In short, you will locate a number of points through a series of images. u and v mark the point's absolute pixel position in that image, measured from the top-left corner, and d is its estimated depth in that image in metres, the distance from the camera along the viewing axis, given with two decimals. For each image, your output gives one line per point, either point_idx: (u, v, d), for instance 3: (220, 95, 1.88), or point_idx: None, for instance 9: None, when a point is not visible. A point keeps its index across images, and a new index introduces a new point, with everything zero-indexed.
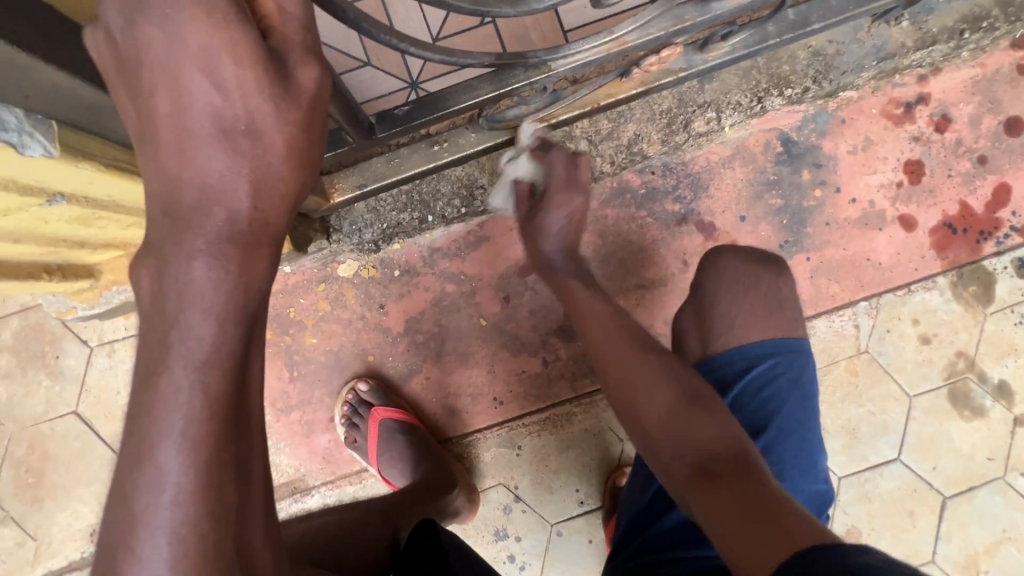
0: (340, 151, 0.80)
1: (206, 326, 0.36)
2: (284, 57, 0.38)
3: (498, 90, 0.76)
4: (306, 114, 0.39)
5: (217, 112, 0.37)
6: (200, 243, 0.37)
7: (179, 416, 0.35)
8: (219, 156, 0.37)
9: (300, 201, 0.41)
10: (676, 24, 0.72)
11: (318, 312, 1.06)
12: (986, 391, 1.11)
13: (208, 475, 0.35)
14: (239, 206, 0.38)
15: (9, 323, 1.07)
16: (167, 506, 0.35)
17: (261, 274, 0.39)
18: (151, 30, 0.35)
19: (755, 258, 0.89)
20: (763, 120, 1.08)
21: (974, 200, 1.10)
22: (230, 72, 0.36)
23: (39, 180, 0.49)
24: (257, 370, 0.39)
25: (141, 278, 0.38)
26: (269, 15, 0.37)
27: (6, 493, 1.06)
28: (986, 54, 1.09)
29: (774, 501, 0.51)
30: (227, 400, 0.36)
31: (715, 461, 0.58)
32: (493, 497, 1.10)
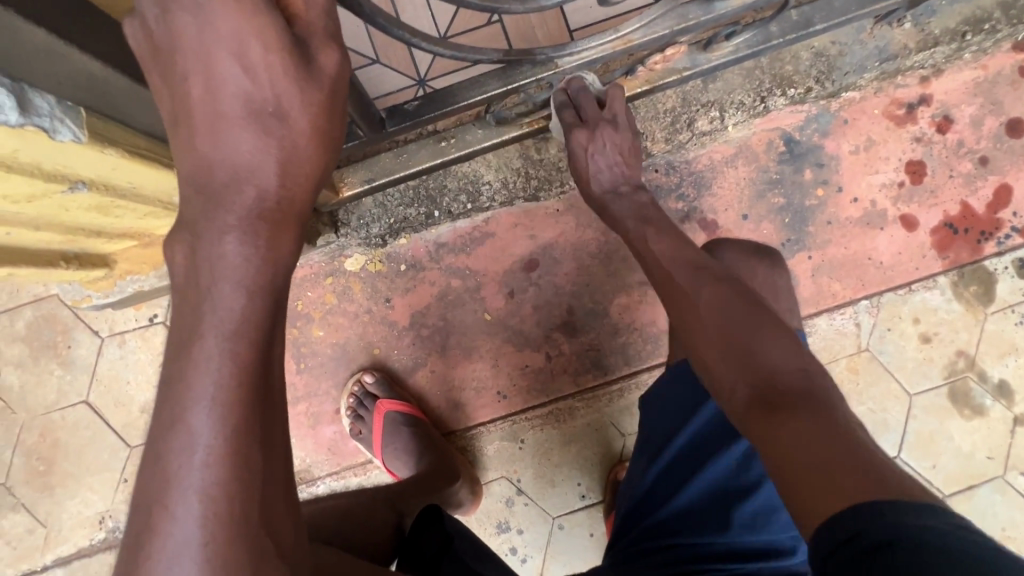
0: (353, 144, 0.81)
1: (236, 298, 0.38)
2: (306, 44, 0.39)
3: (506, 86, 0.77)
4: (328, 98, 0.40)
5: (246, 94, 0.38)
6: (231, 220, 0.39)
7: (211, 382, 0.37)
8: (248, 137, 0.39)
9: (322, 181, 0.43)
10: (680, 23, 0.73)
11: (326, 305, 1.08)
12: (986, 390, 1.11)
13: (236, 440, 0.37)
14: (268, 184, 0.39)
15: (22, 313, 1.09)
16: (197, 468, 0.36)
17: (286, 250, 0.41)
18: (183, 17, 0.37)
19: (748, 250, 0.91)
20: (766, 119, 1.09)
21: (975, 200, 1.11)
22: (259, 56, 0.38)
23: (65, 165, 0.51)
24: (281, 342, 0.41)
25: (173, 253, 0.40)
26: (293, 5, 0.39)
27: (17, 481, 1.08)
28: (989, 56, 1.10)
29: (843, 437, 0.49)
30: (255, 369, 0.38)
31: (784, 383, 0.56)
32: (496, 489, 1.11)
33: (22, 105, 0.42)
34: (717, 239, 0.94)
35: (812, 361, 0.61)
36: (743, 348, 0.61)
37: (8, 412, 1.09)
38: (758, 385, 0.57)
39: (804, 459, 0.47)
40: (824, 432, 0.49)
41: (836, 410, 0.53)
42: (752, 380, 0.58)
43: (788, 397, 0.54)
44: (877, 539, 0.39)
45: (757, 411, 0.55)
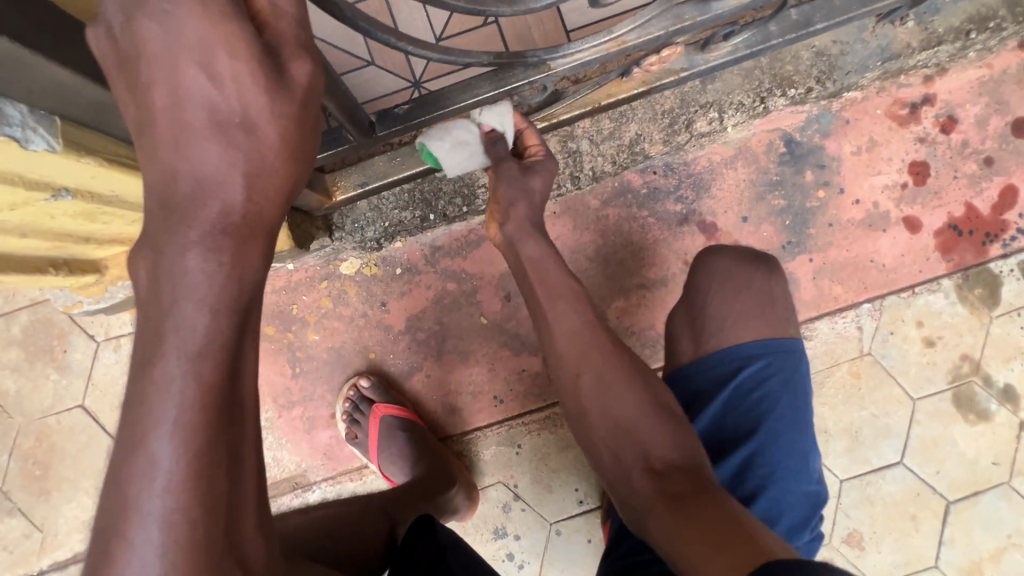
0: (340, 148, 0.80)
1: (199, 317, 0.37)
2: (278, 52, 0.38)
3: (498, 89, 0.76)
4: (300, 107, 0.39)
5: (212, 105, 0.37)
6: (194, 236, 0.37)
7: (173, 405, 0.36)
8: (214, 148, 0.37)
9: (294, 193, 0.42)
10: (676, 24, 0.72)
11: (320, 309, 1.07)
12: (992, 395, 1.09)
13: (200, 462, 0.36)
14: (233, 198, 0.38)
15: (19, 317, 1.09)
16: (158, 493, 0.35)
17: (254, 264, 0.39)
18: (148, 24, 0.36)
19: (746, 257, 0.89)
20: (766, 120, 1.08)
21: (981, 201, 1.09)
22: (225, 66, 0.37)
23: (43, 174, 0.50)
24: (250, 359, 0.40)
25: (138, 270, 0.39)
26: (263, 11, 0.38)
27: (14, 485, 1.08)
28: (994, 54, 1.08)
29: (740, 522, 0.55)
30: (220, 390, 0.37)
31: (673, 479, 0.62)
32: (492, 495, 1.10)
33: None
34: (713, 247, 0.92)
35: (693, 437, 0.67)
36: (635, 445, 0.66)
37: (4, 416, 1.09)
38: (654, 484, 0.62)
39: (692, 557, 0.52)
40: (709, 520, 0.55)
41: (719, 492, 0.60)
42: (649, 478, 0.63)
43: (677, 493, 0.60)
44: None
45: (654, 511, 0.60)
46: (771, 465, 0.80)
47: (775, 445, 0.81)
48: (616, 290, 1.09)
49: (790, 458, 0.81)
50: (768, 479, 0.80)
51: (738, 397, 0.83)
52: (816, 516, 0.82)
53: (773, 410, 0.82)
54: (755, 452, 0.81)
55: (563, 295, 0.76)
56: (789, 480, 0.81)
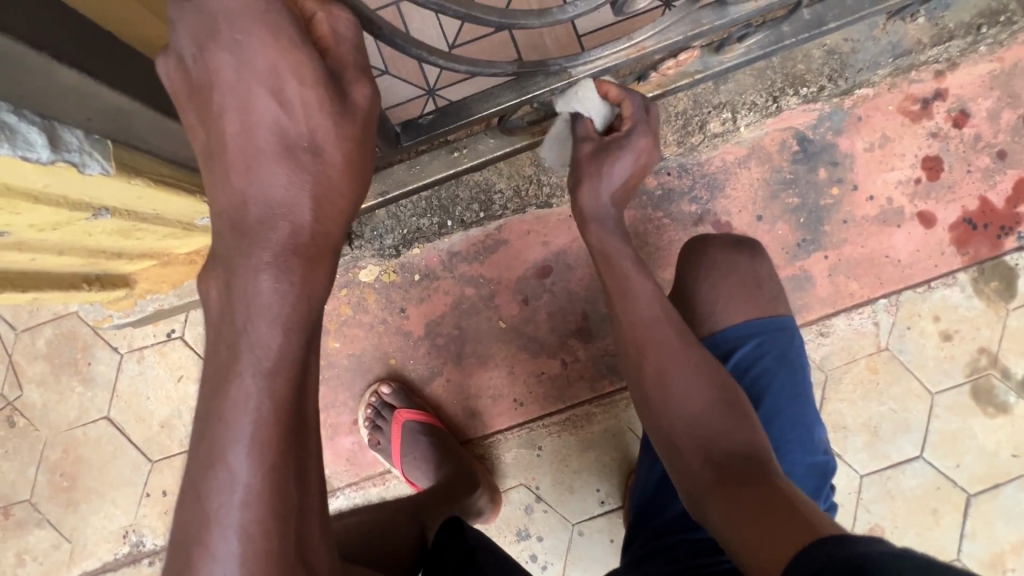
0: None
1: (273, 335, 0.38)
2: (340, 77, 0.39)
3: (521, 98, 0.76)
4: (362, 130, 0.40)
5: (281, 129, 0.38)
6: (266, 257, 0.38)
7: (249, 421, 0.37)
8: (284, 172, 0.38)
9: (356, 213, 0.42)
10: (694, 29, 0.72)
11: (341, 316, 1.08)
12: (1009, 387, 1.10)
13: (274, 477, 0.37)
14: (302, 220, 0.39)
15: (43, 331, 1.11)
16: (237, 506, 0.37)
17: (321, 286, 0.40)
18: (219, 52, 0.36)
19: (727, 242, 0.90)
20: (779, 119, 1.08)
21: (994, 194, 1.09)
22: (295, 92, 0.37)
23: (90, 195, 0.52)
24: (313, 377, 0.41)
25: (209, 288, 0.40)
26: (325, 37, 0.39)
27: (42, 497, 1.10)
28: (1006, 48, 1.08)
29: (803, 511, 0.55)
30: (291, 406, 0.38)
31: (736, 469, 0.62)
32: (515, 497, 1.11)
33: (52, 142, 0.43)
34: (699, 235, 0.92)
35: (761, 433, 0.67)
36: (699, 435, 0.67)
37: (31, 429, 1.10)
38: (715, 474, 0.63)
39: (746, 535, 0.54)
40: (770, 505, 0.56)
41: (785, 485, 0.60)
42: (712, 467, 0.64)
43: (740, 482, 0.60)
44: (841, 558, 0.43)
45: (715, 497, 0.61)
46: (776, 441, 0.82)
47: (777, 420, 0.83)
48: None
49: (793, 432, 0.83)
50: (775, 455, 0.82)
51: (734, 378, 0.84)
52: (828, 487, 0.83)
53: (770, 387, 0.84)
54: None
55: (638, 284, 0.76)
56: (796, 453, 0.82)
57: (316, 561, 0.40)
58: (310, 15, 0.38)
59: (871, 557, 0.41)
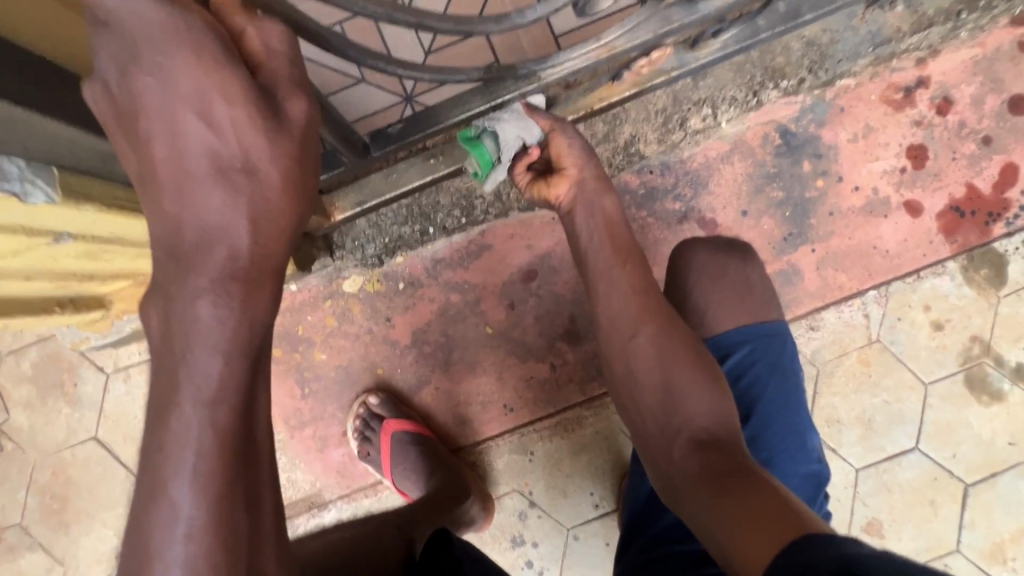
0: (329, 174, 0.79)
1: (213, 363, 0.37)
2: (272, 94, 0.38)
3: (489, 102, 0.81)
4: (299, 146, 0.39)
5: (213, 151, 0.37)
6: (203, 282, 0.37)
7: (190, 453, 0.36)
8: (217, 195, 0.37)
9: (299, 231, 0.41)
10: (664, 27, 0.70)
11: (326, 328, 1.07)
12: (1004, 374, 1.09)
13: (219, 507, 0.36)
14: (239, 242, 0.38)
15: (29, 353, 1.10)
16: (180, 539, 0.36)
17: (263, 308, 0.39)
18: (142, 76, 0.35)
19: (721, 246, 0.88)
20: (761, 113, 1.07)
21: (981, 180, 1.08)
22: (224, 113, 0.36)
23: (44, 223, 0.51)
24: (263, 402, 0.40)
25: (150, 316, 0.39)
26: (256, 54, 0.38)
27: (33, 520, 1.09)
28: (987, 33, 1.07)
29: (780, 496, 0.55)
30: (235, 434, 0.37)
31: (715, 452, 0.62)
32: (508, 503, 1.10)
33: None
34: (688, 238, 0.91)
35: (740, 417, 0.67)
36: (678, 415, 0.66)
37: (20, 452, 1.10)
38: (694, 456, 0.63)
39: (723, 522, 0.54)
40: (749, 492, 0.55)
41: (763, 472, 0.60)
42: (692, 449, 0.63)
43: (719, 465, 0.60)
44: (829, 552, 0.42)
45: (695, 482, 0.60)
46: (768, 450, 0.81)
47: (768, 429, 0.82)
48: None
49: (784, 441, 0.82)
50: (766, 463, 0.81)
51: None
52: (819, 496, 0.82)
53: (763, 394, 0.83)
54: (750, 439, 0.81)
55: (629, 258, 0.75)
56: (787, 463, 0.81)
57: None
58: (240, 32, 0.38)
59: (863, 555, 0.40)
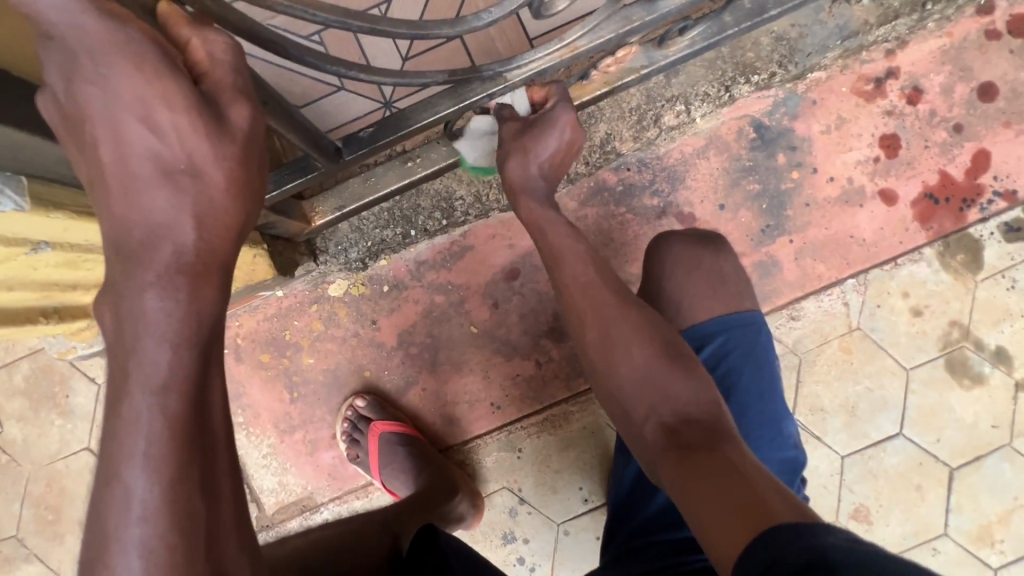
0: (300, 181, 0.77)
1: (160, 352, 0.39)
2: (216, 100, 0.41)
3: (458, 105, 0.75)
4: (242, 148, 0.42)
5: (157, 155, 0.39)
6: (150, 277, 0.39)
7: (142, 438, 0.38)
8: (163, 196, 0.39)
9: (245, 227, 0.44)
10: (625, 25, 0.72)
11: (313, 332, 1.08)
12: (984, 358, 1.10)
13: (172, 491, 0.38)
14: (185, 239, 0.40)
15: (20, 366, 1.11)
16: (135, 522, 0.38)
17: (211, 299, 0.41)
18: (86, 86, 0.37)
19: (693, 238, 0.90)
20: (734, 107, 1.09)
21: (954, 167, 1.10)
22: (166, 119, 0.38)
23: (16, 230, 0.53)
24: (218, 390, 0.42)
25: (102, 313, 0.41)
26: (201, 62, 0.41)
27: (29, 531, 1.10)
28: (953, 23, 1.10)
29: (751, 473, 0.56)
30: (187, 420, 0.39)
31: (687, 432, 0.62)
32: (498, 501, 1.11)
33: None
34: (662, 232, 0.92)
35: (707, 386, 0.67)
36: (647, 400, 0.66)
37: (14, 465, 1.11)
38: (666, 438, 0.63)
39: (696, 503, 0.55)
40: (719, 471, 0.56)
41: (731, 443, 0.60)
42: (663, 432, 0.64)
43: (690, 444, 0.61)
44: (806, 546, 0.43)
45: (666, 463, 0.61)
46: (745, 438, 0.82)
47: (744, 417, 0.83)
48: None
49: (761, 429, 0.83)
50: None
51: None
52: (797, 480, 0.83)
53: (738, 383, 0.84)
54: None
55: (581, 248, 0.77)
56: (764, 450, 0.82)
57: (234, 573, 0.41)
58: (184, 41, 0.40)
59: (839, 548, 0.41)
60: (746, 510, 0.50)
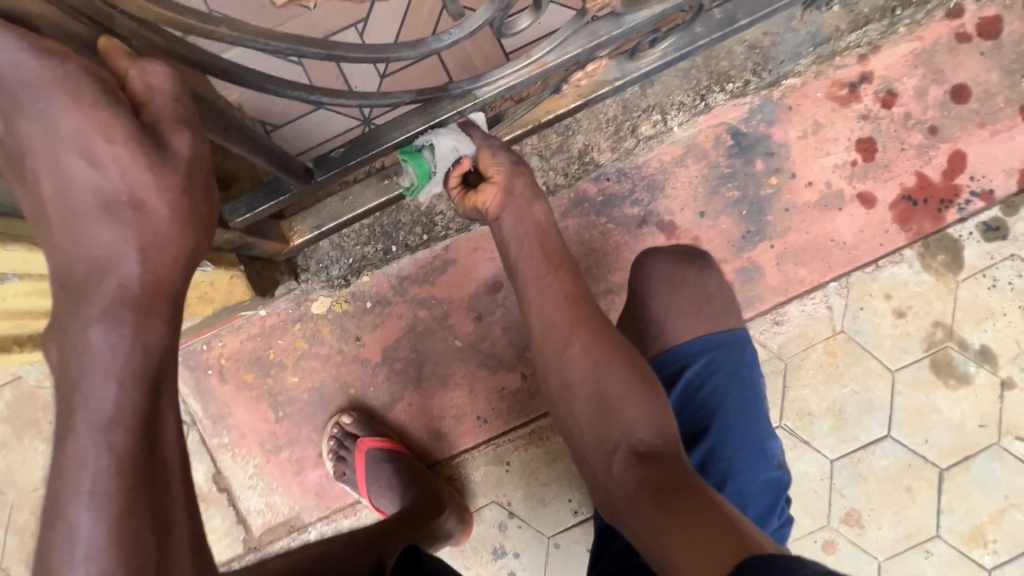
0: (273, 204, 0.77)
1: (106, 387, 0.40)
2: (157, 129, 0.41)
3: (428, 124, 0.75)
4: (186, 177, 0.42)
5: (100, 189, 0.40)
6: (94, 311, 0.40)
7: (87, 475, 0.38)
8: (106, 228, 0.40)
9: (194, 258, 0.44)
10: (593, 40, 0.72)
11: (297, 350, 1.08)
12: (969, 357, 1.11)
13: (117, 529, 0.38)
14: (129, 272, 0.41)
15: (3, 393, 1.10)
16: (80, 562, 0.37)
17: (159, 331, 0.42)
18: (21, 122, 0.37)
19: (678, 256, 0.90)
20: (710, 116, 1.10)
21: (931, 169, 1.11)
22: (105, 150, 0.39)
23: None
24: (170, 422, 0.42)
25: (50, 349, 0.41)
26: (140, 92, 0.41)
27: (14, 561, 1.09)
28: (924, 27, 1.11)
29: (712, 505, 0.57)
30: (134, 455, 0.40)
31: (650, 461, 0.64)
32: (487, 515, 1.10)
33: None
34: (648, 248, 0.93)
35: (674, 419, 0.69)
36: (612, 424, 0.68)
37: None
38: (629, 465, 0.64)
39: (659, 534, 0.56)
40: (683, 504, 0.57)
41: (697, 480, 0.62)
42: (627, 459, 0.65)
43: (652, 474, 0.62)
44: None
45: (632, 495, 0.62)
46: (730, 459, 0.82)
47: (729, 438, 0.83)
48: None
49: (746, 449, 0.83)
50: (728, 472, 0.82)
51: (687, 395, 0.85)
52: (781, 501, 0.83)
53: (723, 404, 0.84)
54: (711, 449, 0.83)
55: (559, 264, 0.78)
56: (749, 471, 0.82)
57: None
58: (124, 72, 0.40)
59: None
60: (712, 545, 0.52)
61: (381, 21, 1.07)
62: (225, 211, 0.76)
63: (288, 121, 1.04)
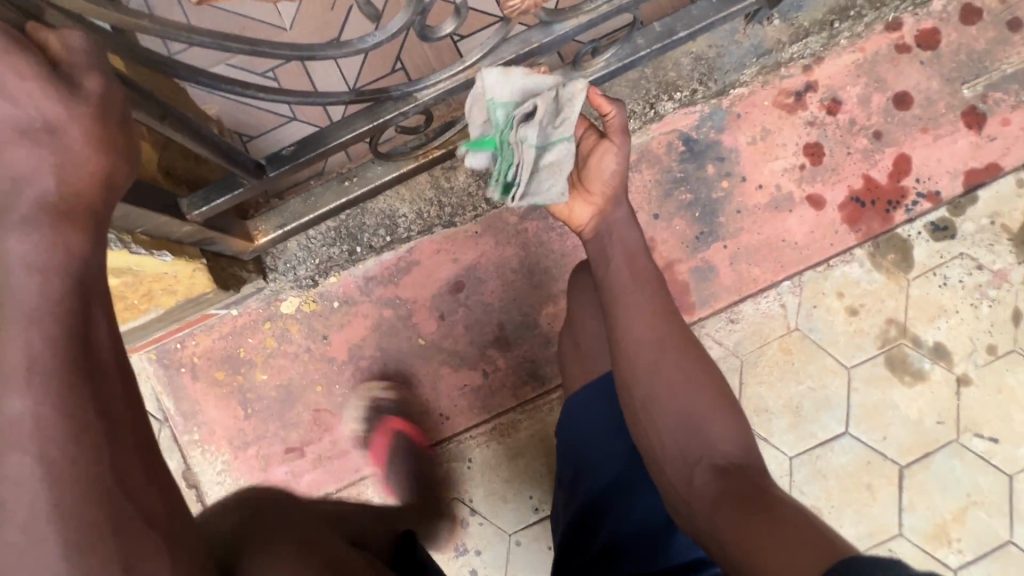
0: (227, 198, 0.83)
1: (30, 280, 0.45)
2: (69, 73, 0.47)
3: (372, 123, 0.80)
4: (98, 108, 0.48)
5: (13, 118, 0.45)
6: (14, 219, 0.45)
7: (22, 360, 0.43)
8: (22, 151, 0.46)
9: (114, 177, 0.50)
10: (525, 48, 0.78)
11: (267, 349, 1.12)
12: (923, 354, 1.13)
13: (65, 406, 0.43)
14: (47, 187, 0.46)
15: None
16: (29, 439, 0.42)
17: (78, 241, 0.47)
18: None
19: None
20: (661, 123, 1.16)
21: (877, 172, 1.15)
22: (17, 86, 0.45)
23: None
24: (101, 325, 0.48)
25: None
26: (57, 52, 0.47)
27: None
28: (864, 39, 1.17)
29: (793, 513, 0.63)
30: (70, 344, 0.45)
31: (733, 478, 0.69)
32: (450, 512, 1.12)
33: None
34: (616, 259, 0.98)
35: (755, 443, 0.75)
36: (697, 441, 0.72)
37: None
38: (714, 481, 0.69)
39: (749, 543, 0.60)
40: (766, 516, 0.62)
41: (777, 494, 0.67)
42: (712, 474, 0.70)
43: (737, 490, 0.67)
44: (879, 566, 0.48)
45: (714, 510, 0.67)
46: None
47: None
48: (544, 298, 1.13)
49: None
50: None
51: None
52: None
53: None
54: None
55: (646, 280, 0.81)
56: None
57: (136, 490, 0.45)
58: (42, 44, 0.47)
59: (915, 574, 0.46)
60: (799, 550, 0.55)
61: (350, 40, 1.15)
62: (184, 204, 0.81)
63: (262, 132, 1.12)
